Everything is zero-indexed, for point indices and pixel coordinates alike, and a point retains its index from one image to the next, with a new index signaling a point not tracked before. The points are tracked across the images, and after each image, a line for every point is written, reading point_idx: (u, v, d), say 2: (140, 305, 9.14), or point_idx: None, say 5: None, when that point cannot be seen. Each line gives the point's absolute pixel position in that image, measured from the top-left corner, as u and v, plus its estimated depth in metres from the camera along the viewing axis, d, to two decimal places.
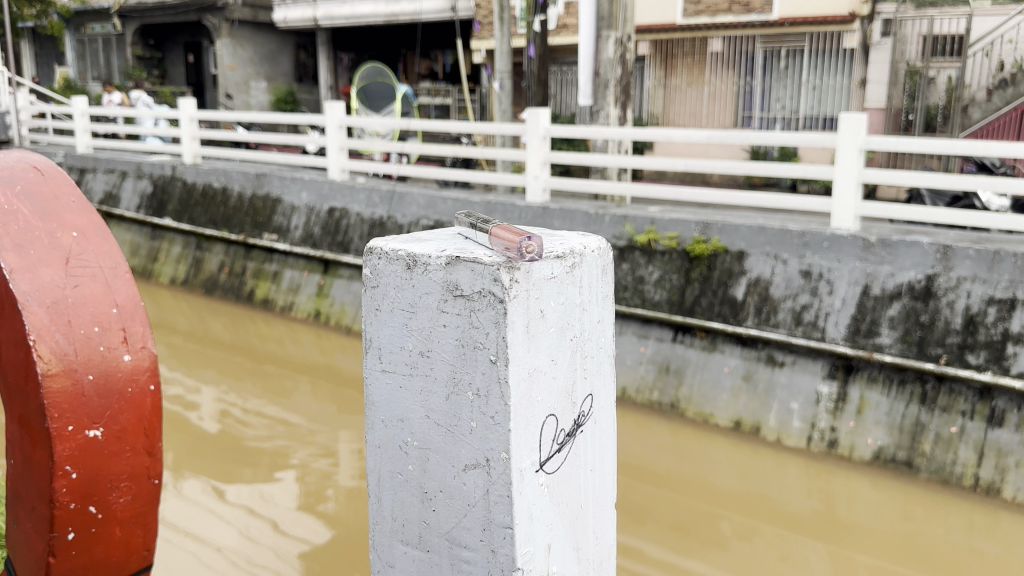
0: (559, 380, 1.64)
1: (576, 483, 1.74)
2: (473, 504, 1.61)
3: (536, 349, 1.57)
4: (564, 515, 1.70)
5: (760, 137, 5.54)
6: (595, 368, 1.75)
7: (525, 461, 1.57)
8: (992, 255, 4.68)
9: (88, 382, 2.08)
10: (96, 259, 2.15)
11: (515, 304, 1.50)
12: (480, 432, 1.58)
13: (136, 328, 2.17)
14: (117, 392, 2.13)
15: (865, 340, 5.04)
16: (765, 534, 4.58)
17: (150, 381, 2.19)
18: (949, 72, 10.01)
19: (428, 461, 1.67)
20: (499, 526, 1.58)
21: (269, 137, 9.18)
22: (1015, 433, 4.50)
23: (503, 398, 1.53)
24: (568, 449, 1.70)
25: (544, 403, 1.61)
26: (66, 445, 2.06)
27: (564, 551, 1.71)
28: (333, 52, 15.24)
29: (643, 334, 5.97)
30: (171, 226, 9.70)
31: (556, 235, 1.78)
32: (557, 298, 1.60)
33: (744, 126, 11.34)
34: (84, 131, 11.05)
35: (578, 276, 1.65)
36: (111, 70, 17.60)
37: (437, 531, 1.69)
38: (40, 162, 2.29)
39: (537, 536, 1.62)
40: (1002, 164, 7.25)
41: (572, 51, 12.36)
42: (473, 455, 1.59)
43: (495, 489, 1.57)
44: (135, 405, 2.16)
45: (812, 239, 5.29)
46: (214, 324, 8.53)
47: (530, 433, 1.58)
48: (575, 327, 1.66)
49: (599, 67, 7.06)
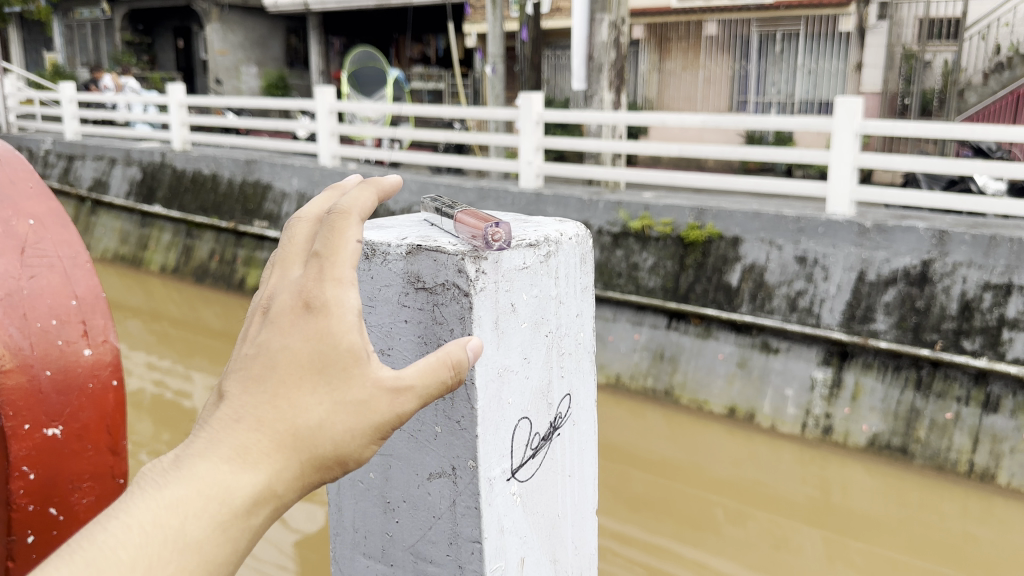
0: (532, 380, 1.57)
1: (552, 489, 1.67)
2: (438, 516, 1.55)
3: (507, 347, 1.49)
4: (537, 527, 1.63)
5: (755, 121, 5.43)
6: (573, 367, 1.70)
7: (495, 469, 1.50)
8: (989, 239, 4.60)
9: (47, 377, 1.98)
10: (53, 250, 2.08)
11: (482, 297, 1.42)
12: (444, 437, 1.50)
13: (97, 321, 2.11)
14: (77, 387, 2.04)
15: (861, 326, 4.97)
16: (759, 519, 4.54)
17: (112, 376, 2.11)
18: (946, 56, 9.82)
19: (390, 469, 1.61)
20: (466, 540, 1.51)
21: (258, 122, 9.04)
22: (1010, 419, 4.45)
23: (468, 401, 1.44)
24: (543, 454, 1.63)
25: (516, 405, 1.54)
26: (24, 444, 1.93)
27: (539, 563, 1.65)
28: (324, 36, 15.01)
29: (637, 321, 5.90)
30: (161, 214, 9.59)
31: (532, 222, 1.70)
32: (530, 290, 1.52)
33: (739, 110, 11.30)
34: (72, 118, 10.90)
35: (553, 265, 1.58)
36: (100, 56, 17.36)
37: (401, 544, 1.63)
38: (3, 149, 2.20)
39: (508, 550, 1.55)
40: (999, 148, 7.21)
41: (565, 35, 12.23)
42: (439, 463, 1.53)
43: (462, 499, 1.51)
44: (95, 403, 2.08)
45: (807, 224, 5.22)
46: (204, 312, 8.45)
47: (500, 437, 1.51)
48: (551, 322, 1.59)
49: (593, 51, 6.96)
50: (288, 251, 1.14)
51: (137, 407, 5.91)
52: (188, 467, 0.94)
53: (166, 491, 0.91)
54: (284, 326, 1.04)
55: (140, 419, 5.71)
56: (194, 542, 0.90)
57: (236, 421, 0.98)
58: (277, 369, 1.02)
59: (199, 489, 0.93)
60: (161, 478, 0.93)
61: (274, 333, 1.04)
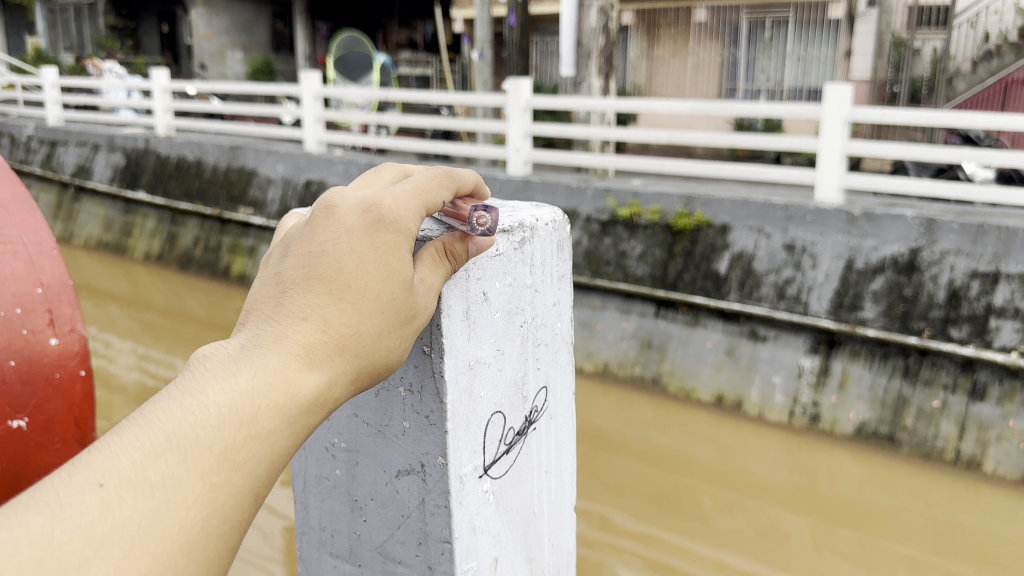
0: (505, 373, 1.52)
1: (527, 485, 1.64)
2: (408, 516, 1.48)
3: (478, 338, 1.42)
4: (511, 525, 1.58)
5: (744, 108, 5.36)
6: (548, 359, 1.68)
7: (466, 466, 1.44)
8: (976, 228, 4.55)
9: (8, 370, 1.00)
10: (9, 220, 1.06)
11: (455, 287, 1.34)
12: (413, 433, 1.43)
13: (66, 309, 1.08)
14: (42, 377, 1.04)
15: (848, 314, 4.94)
16: (746, 508, 4.49)
17: (84, 367, 1.09)
18: (935, 43, 10.18)
19: (357, 467, 1.54)
20: (436, 539, 1.44)
21: (243, 107, 8.89)
22: (996, 408, 4.44)
23: (438, 395, 1.37)
24: (517, 450, 1.59)
25: (488, 400, 1.48)
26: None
27: (513, 562, 1.61)
28: (310, 21, 14.88)
29: (625, 309, 5.85)
30: (145, 201, 9.44)
31: (506, 208, 1.67)
32: (503, 279, 1.47)
33: (728, 97, 11.22)
34: (54, 103, 10.72)
35: (527, 253, 1.53)
36: (82, 40, 17.07)
37: (369, 544, 1.57)
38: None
39: (481, 551, 1.49)
40: (988, 135, 7.20)
41: (554, 21, 12.15)
42: (407, 460, 1.46)
43: (432, 498, 1.43)
44: (64, 393, 1.07)
45: (796, 212, 5.16)
46: (189, 299, 8.34)
47: (471, 433, 1.44)
48: (526, 312, 1.55)
49: (582, 37, 6.88)
50: (371, 179, 1.29)
51: (120, 396, 5.80)
52: (258, 358, 0.91)
53: (239, 380, 0.88)
54: (353, 231, 1.04)
55: (121, 407, 5.59)
56: (263, 431, 0.88)
57: (304, 316, 0.96)
58: (345, 272, 1.00)
59: (268, 383, 0.90)
60: (232, 367, 0.90)
61: (339, 236, 1.03)
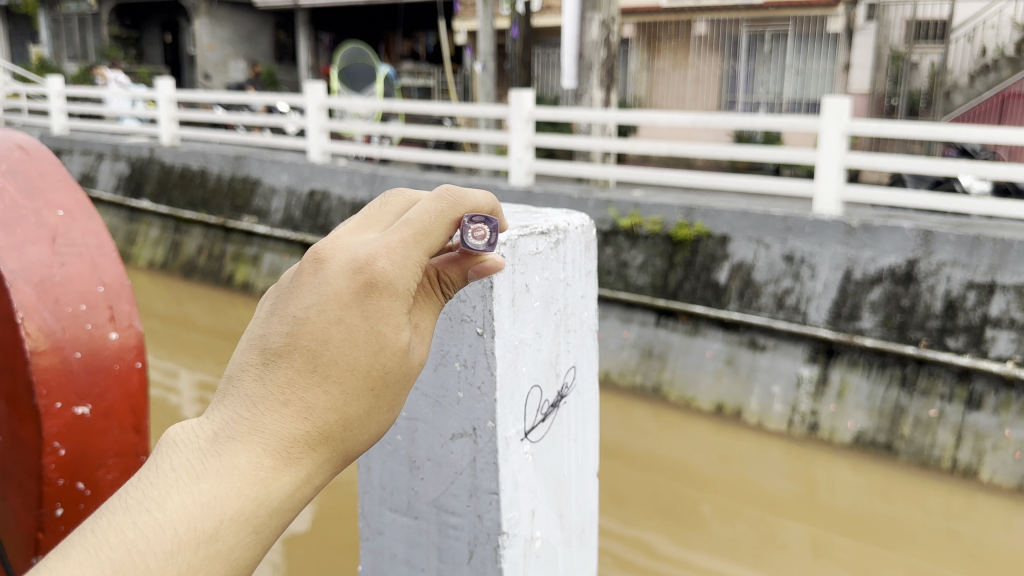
0: (543, 353, 1.67)
1: (560, 451, 1.78)
2: (460, 472, 1.64)
3: (521, 322, 1.58)
4: (547, 484, 1.72)
5: (744, 121, 5.46)
6: (577, 342, 1.81)
7: (511, 429, 1.60)
8: (972, 239, 4.64)
9: (75, 360, 1.58)
10: (80, 231, 1.65)
11: (500, 277, 1.51)
12: (467, 401, 1.60)
13: (123, 307, 1.67)
14: (104, 368, 1.63)
15: (847, 324, 5.03)
16: (746, 517, 4.56)
17: (138, 359, 1.68)
18: (932, 57, 10.10)
19: (416, 431, 1.70)
20: (485, 492, 1.59)
21: (247, 118, 9.00)
22: (992, 417, 4.52)
23: (489, 368, 1.54)
24: (551, 419, 1.73)
25: (529, 374, 1.63)
26: (54, 422, 1.55)
27: (547, 517, 1.73)
28: (314, 32, 15.06)
29: (626, 318, 5.94)
30: (149, 209, 9.56)
31: (539, 212, 1.81)
32: (541, 273, 1.62)
33: (728, 109, 11.31)
34: (60, 112, 10.84)
35: (562, 252, 1.68)
36: (86, 50, 17.22)
37: (425, 498, 1.71)
38: (23, 139, 1.74)
39: (521, 502, 1.63)
40: (984, 149, 7.36)
41: (555, 33, 12.34)
42: (461, 424, 1.62)
43: (482, 456, 1.59)
44: (121, 384, 1.66)
45: (795, 223, 5.26)
46: (191, 307, 8.45)
47: (515, 403, 1.60)
48: (560, 302, 1.70)
49: (584, 50, 7.00)
50: (372, 214, 1.01)
51: None
52: (227, 460, 0.78)
53: (201, 489, 0.76)
54: (342, 297, 0.85)
55: None
56: (224, 548, 0.76)
57: (284, 405, 0.81)
58: (330, 350, 0.83)
59: (233, 491, 0.77)
60: (195, 470, 0.78)
61: (325, 301, 0.85)
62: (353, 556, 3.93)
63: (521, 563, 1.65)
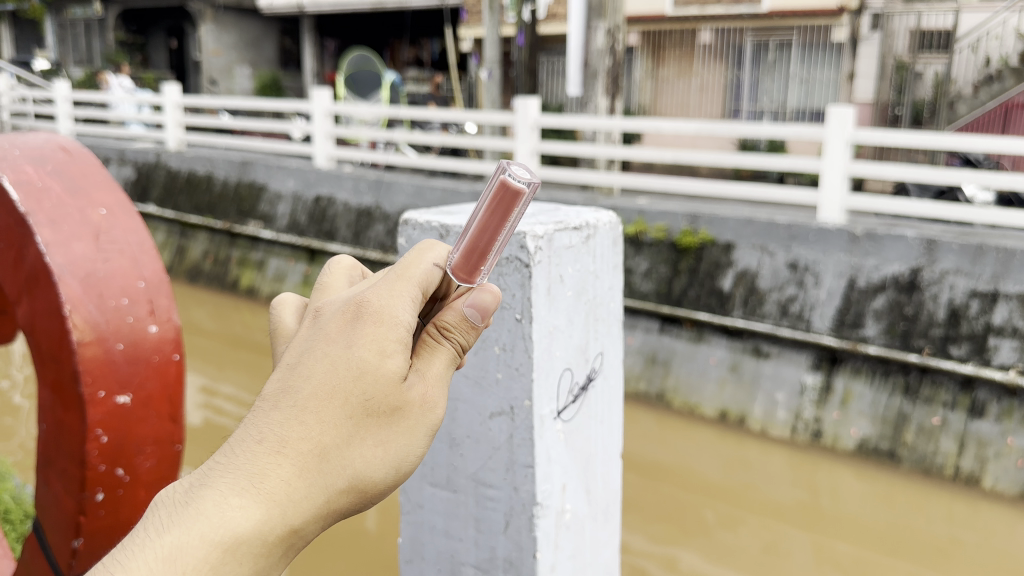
0: (574, 339, 1.92)
1: (588, 430, 2.02)
2: (498, 447, 1.88)
3: (555, 310, 1.83)
4: (575, 459, 1.96)
5: (749, 129, 5.49)
6: (604, 331, 2.05)
7: (545, 408, 1.84)
8: (976, 248, 4.65)
9: (118, 351, 1.88)
10: (124, 232, 1.95)
11: (538, 269, 1.76)
12: (505, 381, 1.84)
13: (163, 302, 1.96)
14: (145, 359, 1.92)
15: (851, 332, 5.06)
16: (749, 524, 4.59)
17: (175, 351, 1.97)
18: (936, 67, 10.21)
19: (457, 411, 1.94)
20: (521, 465, 1.84)
21: (254, 123, 9.05)
22: (995, 424, 4.54)
23: (527, 351, 1.78)
24: (581, 400, 1.97)
25: (562, 358, 1.88)
26: (97, 410, 1.84)
27: (576, 491, 1.97)
28: (319, 38, 15.10)
29: (631, 325, 6.01)
30: (156, 214, 9.64)
31: (572, 209, 2.06)
32: (573, 265, 1.87)
33: (732, 118, 11.38)
34: (65, 116, 10.89)
35: (592, 246, 1.93)
36: (93, 56, 17.29)
37: (464, 473, 1.96)
38: (66, 142, 2.08)
39: (554, 476, 1.88)
40: (988, 158, 7.41)
41: (560, 41, 12.44)
42: (499, 404, 1.86)
43: (519, 433, 1.84)
44: (159, 374, 1.95)
45: (799, 231, 5.29)
46: (197, 312, 8.51)
47: (549, 383, 1.84)
48: (589, 292, 1.94)
49: (589, 58, 7.06)
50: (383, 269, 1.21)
51: None
52: (199, 500, 0.88)
53: (166, 539, 0.85)
54: (330, 331, 0.99)
55: None
56: None
57: (259, 444, 0.92)
58: (311, 382, 0.96)
59: (200, 534, 0.86)
60: (170, 516, 0.88)
61: (313, 340, 0.99)
62: (353, 562, 3.98)
63: (553, 532, 1.89)
